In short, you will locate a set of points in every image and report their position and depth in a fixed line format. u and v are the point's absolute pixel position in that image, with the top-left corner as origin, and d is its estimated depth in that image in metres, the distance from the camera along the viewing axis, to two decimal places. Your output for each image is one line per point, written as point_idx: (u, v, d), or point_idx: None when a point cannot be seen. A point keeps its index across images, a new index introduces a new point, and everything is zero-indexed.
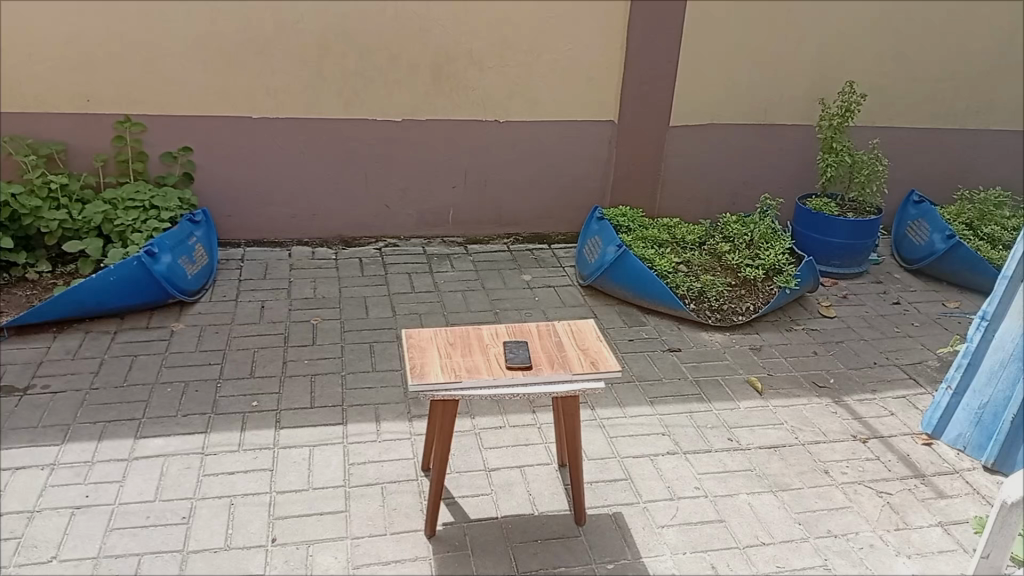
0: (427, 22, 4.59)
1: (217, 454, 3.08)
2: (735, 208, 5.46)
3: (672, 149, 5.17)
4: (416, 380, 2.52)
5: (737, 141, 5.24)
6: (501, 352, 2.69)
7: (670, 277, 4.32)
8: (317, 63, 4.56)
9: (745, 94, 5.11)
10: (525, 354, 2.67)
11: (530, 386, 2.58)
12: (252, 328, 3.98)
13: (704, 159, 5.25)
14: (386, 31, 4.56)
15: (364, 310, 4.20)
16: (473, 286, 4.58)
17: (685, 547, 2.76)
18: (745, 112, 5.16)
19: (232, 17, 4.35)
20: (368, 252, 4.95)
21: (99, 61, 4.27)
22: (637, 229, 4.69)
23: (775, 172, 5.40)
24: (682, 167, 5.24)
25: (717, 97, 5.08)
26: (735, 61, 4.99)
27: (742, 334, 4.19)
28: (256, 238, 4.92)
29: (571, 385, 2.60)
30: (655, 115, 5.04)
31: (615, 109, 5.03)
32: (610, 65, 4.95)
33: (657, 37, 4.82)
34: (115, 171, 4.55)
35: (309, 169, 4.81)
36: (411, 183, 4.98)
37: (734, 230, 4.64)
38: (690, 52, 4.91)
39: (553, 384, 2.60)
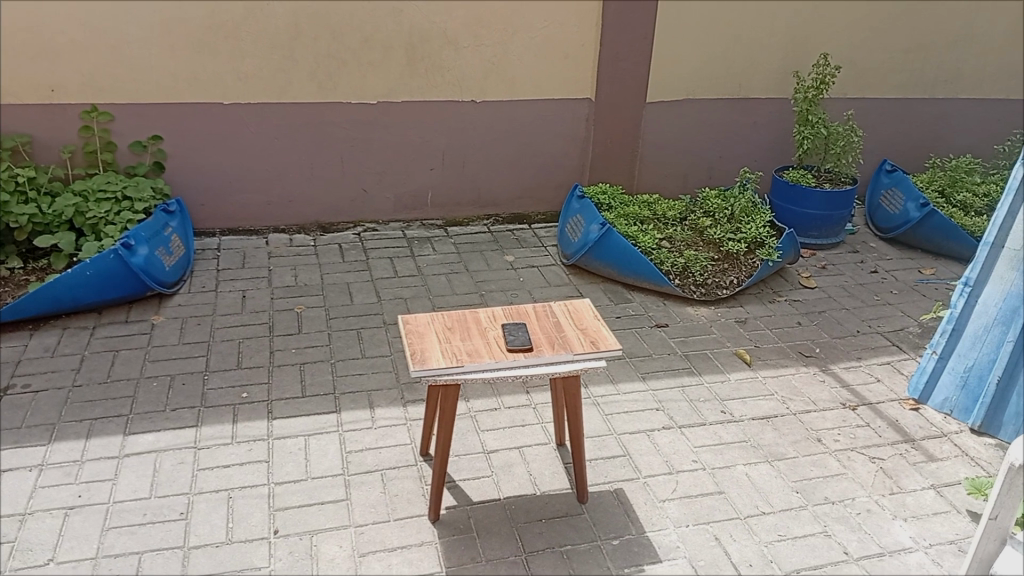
0: (400, 1, 4.51)
1: (210, 447, 3.01)
2: (712, 183, 5.48)
3: (649, 125, 5.16)
4: (416, 366, 2.47)
5: (713, 115, 5.24)
6: (500, 335, 2.65)
7: (655, 254, 4.33)
8: (289, 45, 4.46)
9: (720, 69, 5.12)
10: (525, 336, 2.63)
11: (532, 368, 2.55)
12: (234, 318, 3.90)
13: (681, 134, 5.25)
14: (359, 12, 4.47)
15: (348, 296, 4.14)
16: (456, 268, 4.54)
17: (688, 520, 2.78)
18: (720, 86, 5.17)
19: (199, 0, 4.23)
20: (347, 237, 4.88)
21: (63, 49, 4.13)
22: (618, 207, 4.68)
23: (750, 146, 5.42)
24: (659, 143, 5.23)
25: (693, 72, 5.08)
26: (709, 36, 4.99)
27: (727, 307, 4.22)
28: (231, 226, 4.82)
29: (573, 365, 2.57)
30: (631, 91, 5.03)
31: (592, 86, 5.01)
32: (585, 42, 4.91)
33: (632, 13, 4.80)
34: (83, 163, 4.41)
35: (284, 154, 4.72)
36: (388, 166, 4.92)
37: (715, 204, 4.65)
38: (665, 27, 4.89)
39: (554, 365, 2.57)
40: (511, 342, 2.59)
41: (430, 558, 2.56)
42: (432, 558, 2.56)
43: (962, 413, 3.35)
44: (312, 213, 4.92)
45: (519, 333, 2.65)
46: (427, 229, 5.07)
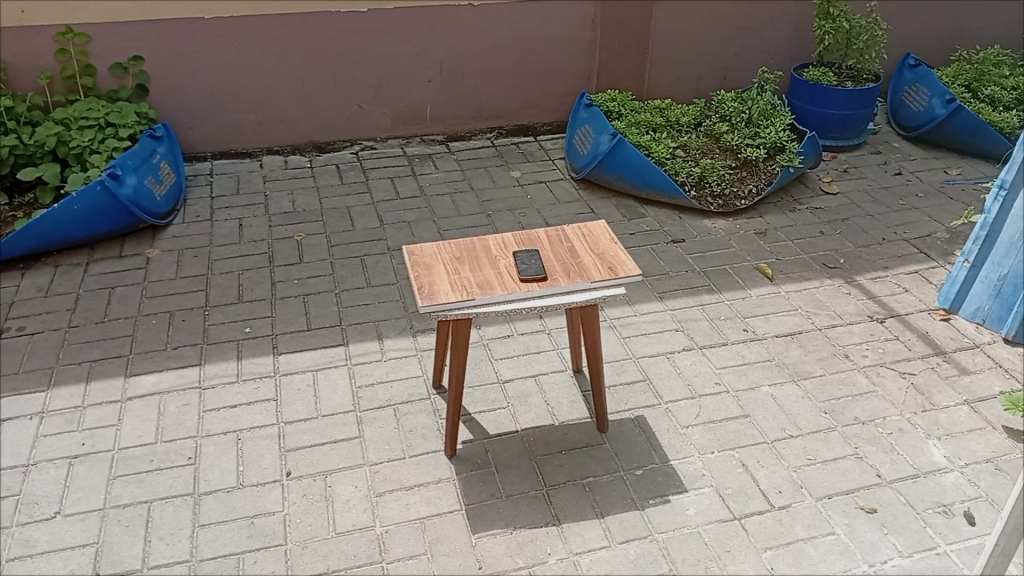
0: None
1: (215, 387, 2.91)
2: (727, 84, 5.19)
3: (659, 24, 4.84)
4: (424, 301, 2.33)
5: (726, 11, 4.92)
6: (512, 264, 2.49)
7: (669, 164, 4.11)
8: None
9: None
10: (538, 264, 2.48)
11: (547, 299, 2.40)
12: (232, 249, 3.74)
13: (693, 33, 4.94)
14: None
15: (350, 221, 3.96)
16: (460, 187, 4.34)
17: (713, 447, 2.69)
18: None
19: None
20: (345, 158, 4.68)
21: None
22: (628, 115, 4.42)
23: (767, 43, 5.11)
24: (669, 44, 4.93)
25: None
26: None
27: (746, 219, 4.03)
28: (223, 150, 4.59)
29: (591, 294, 2.43)
30: None
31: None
32: None
33: None
34: (62, 89, 4.17)
35: (273, 71, 4.44)
36: (383, 80, 4.64)
37: (731, 108, 4.39)
38: None
39: (571, 295, 2.42)
40: (524, 271, 2.44)
41: (448, 495, 2.48)
42: (450, 495, 2.48)
43: None
44: (306, 134, 4.68)
45: (532, 261, 2.50)
46: (428, 146, 4.85)
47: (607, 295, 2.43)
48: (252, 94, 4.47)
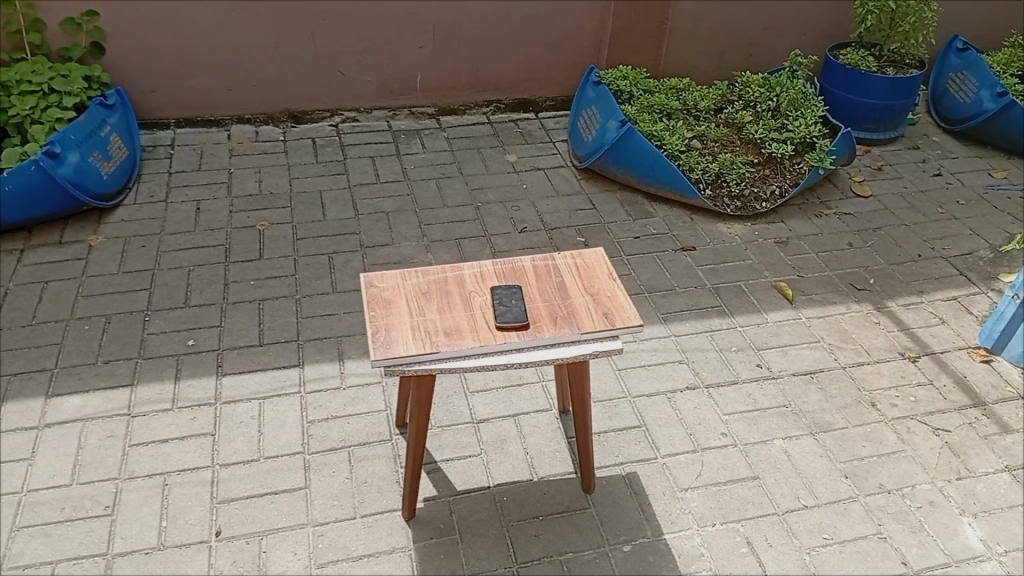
0: None
1: (147, 416, 2.52)
2: (752, 60, 4.67)
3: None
4: (377, 353, 1.91)
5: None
6: (488, 305, 2.08)
7: (683, 158, 3.65)
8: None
9: None
10: (519, 306, 2.06)
11: (527, 352, 1.99)
12: (185, 238, 3.32)
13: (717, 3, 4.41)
14: None
15: (320, 210, 3.54)
16: (448, 172, 3.90)
17: (714, 517, 2.33)
18: None
19: None
20: (323, 130, 4.25)
21: None
22: (641, 98, 3.95)
23: (800, 17, 4.57)
24: (690, 14, 4.41)
25: None
26: None
27: (765, 225, 3.61)
28: (188, 116, 4.13)
29: (580, 349, 2.01)
30: None
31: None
32: None
33: None
34: (6, 44, 3.70)
35: (243, 31, 3.94)
36: (368, 44, 4.15)
37: (757, 96, 3.92)
38: None
39: (556, 348, 2.01)
40: (502, 316, 2.02)
41: (402, 571, 2.12)
42: (404, 571, 2.12)
43: None
44: (281, 101, 4.21)
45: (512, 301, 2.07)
46: (416, 121, 4.40)
47: (600, 350, 2.01)
48: (220, 56, 3.98)
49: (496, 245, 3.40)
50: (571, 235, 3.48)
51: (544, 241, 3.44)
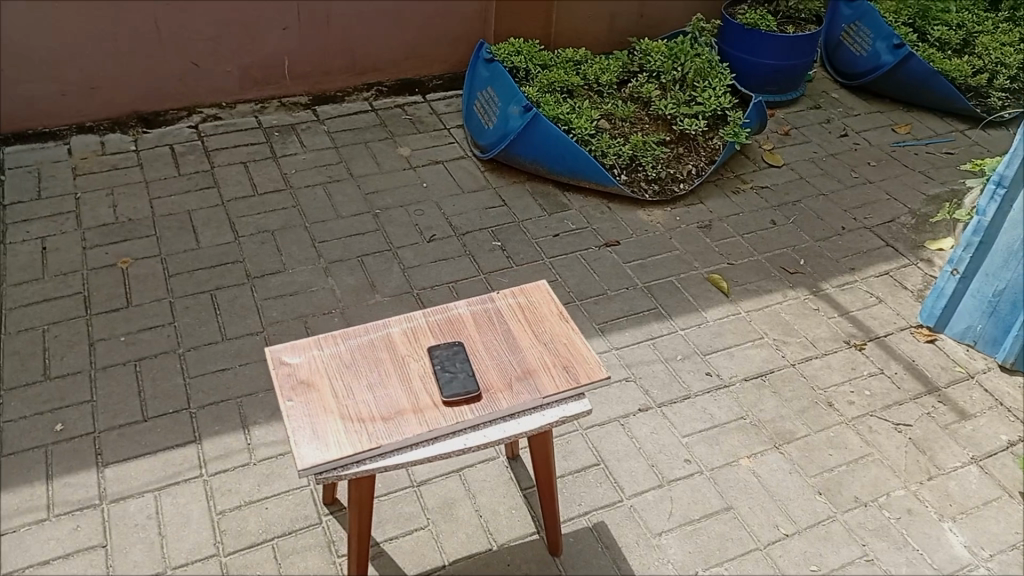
0: None
1: (16, 532, 2.06)
2: (646, 20, 4.40)
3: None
4: (301, 461, 1.51)
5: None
6: (429, 371, 1.70)
7: (595, 143, 3.37)
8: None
9: None
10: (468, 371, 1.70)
11: (484, 431, 1.64)
12: (33, 288, 2.74)
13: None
14: None
15: (191, 236, 3.02)
16: (335, 175, 3.43)
17: (696, 563, 2.11)
18: None
19: None
20: (183, 131, 3.61)
21: None
22: (540, 76, 3.62)
23: None
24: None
25: None
26: None
27: (687, 207, 3.39)
28: (12, 130, 3.45)
29: (545, 418, 1.68)
30: None
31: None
32: None
33: None
34: None
35: (67, 25, 3.29)
36: (225, 31, 3.58)
37: (664, 66, 3.71)
38: None
39: (517, 420, 1.67)
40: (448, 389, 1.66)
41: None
42: None
43: (988, 345, 2.75)
44: (126, 103, 3.58)
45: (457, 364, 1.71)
46: (290, 113, 3.84)
47: (567, 416, 1.69)
48: (42, 58, 3.32)
49: (404, 259, 3.00)
50: (487, 240, 3.14)
51: (457, 249, 3.08)
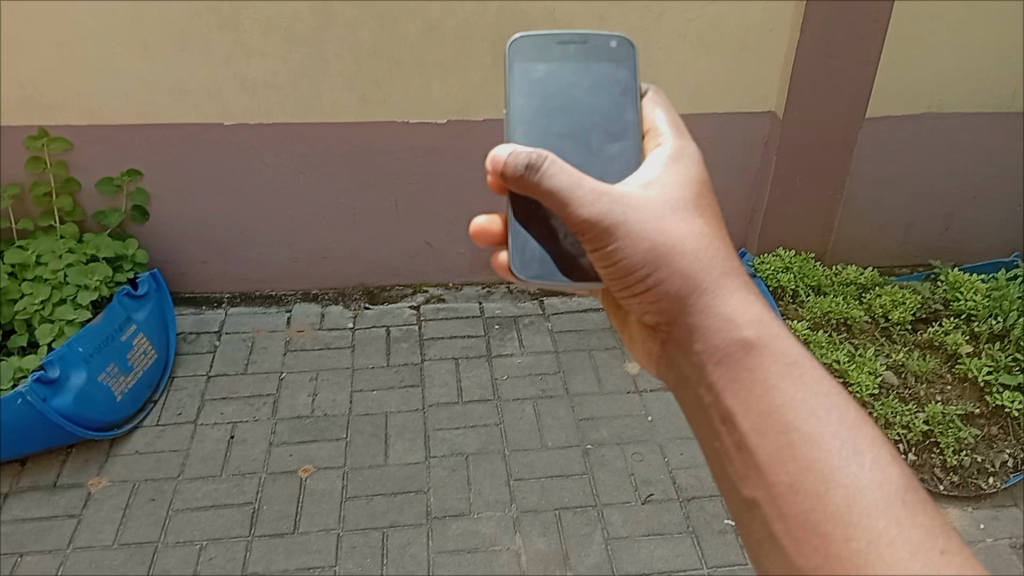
0: (478, 16, 3.04)
1: None
2: (926, 260, 3.96)
3: (863, 138, 3.50)
4: None
5: (963, 120, 3.51)
6: (537, 49, 1.65)
7: (876, 406, 2.81)
8: (319, 22, 3.00)
9: (953, 134, 3.56)
10: (632, 112, 1.64)
11: None
12: (206, 489, 2.65)
13: (903, 164, 3.62)
14: (424, 43, 3.09)
15: (383, 449, 2.82)
16: (550, 390, 3.13)
17: None
18: (956, 151, 3.61)
19: (194, 24, 2.95)
20: (404, 315, 3.59)
21: (19, 102, 3.03)
22: (808, 325, 3.21)
23: (990, 225, 3.86)
24: (869, 163, 3.60)
25: (914, 131, 3.52)
26: (948, 88, 3.42)
27: (997, 513, 2.63)
28: (247, 289, 3.67)
29: None
30: (826, 153, 3.46)
31: (784, 77, 3.30)
32: (761, 67, 3.30)
33: (837, 70, 3.24)
34: (38, 212, 3.27)
35: (330, 223, 3.52)
36: (471, 234, 3.62)
37: (979, 309, 3.19)
38: (885, 68, 3.32)
39: None
40: (643, 185, 1.45)
41: None
42: None
43: None
44: (355, 276, 3.70)
45: (577, 76, 1.65)
46: (515, 301, 3.68)
47: None
48: (286, 231, 3.52)
49: (610, 524, 2.55)
50: (717, 513, 2.61)
51: (676, 521, 2.57)
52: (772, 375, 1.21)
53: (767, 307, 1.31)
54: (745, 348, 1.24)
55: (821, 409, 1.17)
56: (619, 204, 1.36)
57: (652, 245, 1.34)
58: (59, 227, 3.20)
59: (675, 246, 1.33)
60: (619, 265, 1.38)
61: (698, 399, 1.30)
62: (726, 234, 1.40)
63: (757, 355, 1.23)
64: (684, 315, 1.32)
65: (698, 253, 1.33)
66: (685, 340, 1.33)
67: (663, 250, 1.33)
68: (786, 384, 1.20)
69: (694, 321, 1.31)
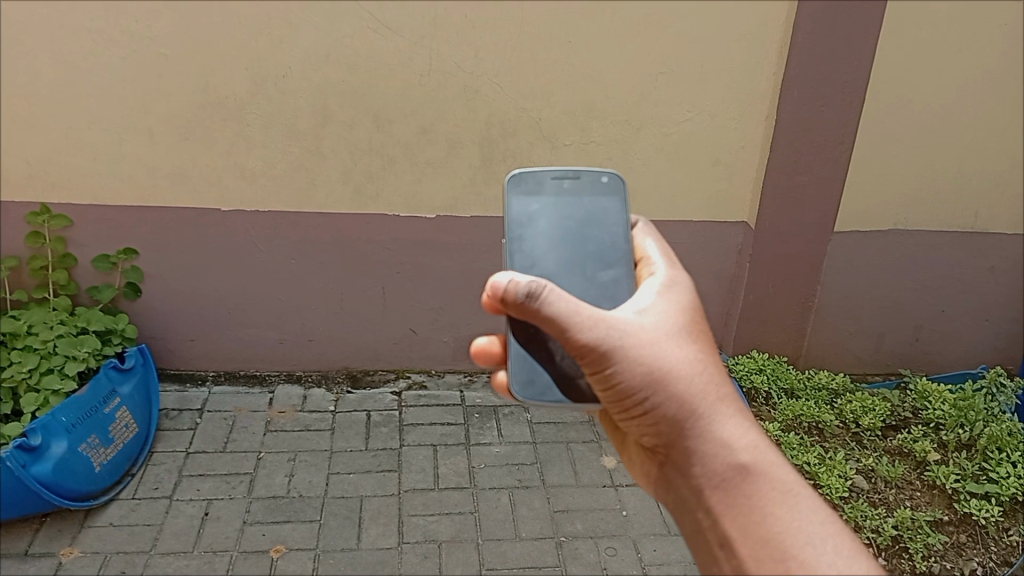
0: (470, 120, 3.24)
1: None
2: (897, 369, 4.07)
3: (833, 250, 3.66)
4: None
5: (926, 237, 3.69)
6: (529, 190, 1.73)
7: (846, 509, 2.86)
8: (318, 120, 3.19)
9: (920, 249, 3.73)
10: (622, 241, 1.72)
11: None
12: (176, 565, 2.62)
13: (872, 276, 3.77)
14: (419, 141, 3.26)
15: (356, 533, 2.81)
16: (526, 481, 3.16)
17: None
18: (923, 265, 3.78)
19: (201, 114, 3.12)
20: (386, 401, 3.63)
21: (27, 178, 3.16)
22: (781, 427, 3.28)
23: (958, 338, 3.99)
24: (841, 274, 3.75)
25: (882, 244, 3.69)
26: (913, 206, 3.61)
27: None
28: (231, 368, 3.71)
29: None
30: (799, 262, 3.62)
31: (757, 190, 3.49)
32: (737, 179, 3.49)
33: (809, 185, 3.43)
34: (33, 285, 3.34)
35: (318, 307, 3.61)
36: (454, 324, 3.71)
37: (947, 418, 3.27)
38: (854, 185, 3.52)
39: None
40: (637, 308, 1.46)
41: None
42: None
43: None
44: (339, 360, 3.75)
45: (573, 209, 1.74)
46: (495, 391, 3.73)
47: None
48: (275, 313, 3.60)
49: None
50: None
51: None
52: (770, 503, 1.30)
53: (756, 426, 1.40)
54: (744, 476, 1.32)
55: (818, 534, 1.28)
56: (620, 332, 1.36)
57: (654, 373, 1.35)
58: (52, 301, 3.28)
59: (675, 373, 1.36)
60: (616, 391, 1.39)
61: (695, 523, 1.37)
62: (716, 354, 1.45)
63: (754, 482, 1.32)
64: (682, 442, 1.37)
65: (696, 380, 1.36)
66: (683, 466, 1.37)
67: (664, 380, 1.35)
68: (783, 513, 1.29)
69: (694, 449, 1.35)
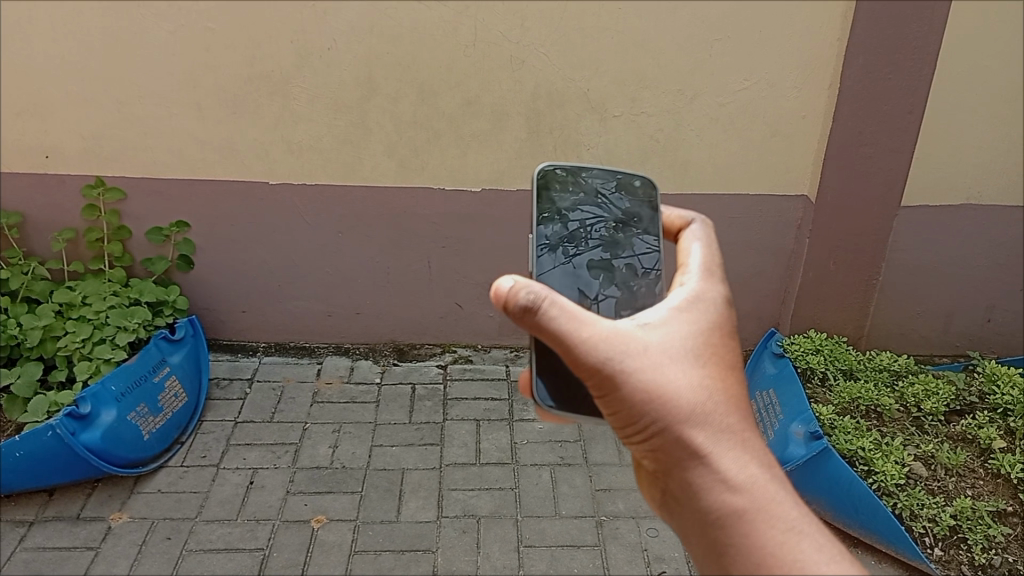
0: (516, 90, 3.16)
1: None
2: (965, 351, 3.87)
3: (899, 225, 3.48)
4: None
5: (1002, 212, 3.48)
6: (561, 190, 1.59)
7: (901, 497, 2.72)
8: (364, 93, 3.16)
9: (995, 223, 3.51)
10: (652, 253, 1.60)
11: None
12: (220, 532, 2.68)
13: (939, 253, 3.58)
14: (462, 112, 3.21)
15: (395, 506, 2.83)
16: (568, 458, 3.12)
17: None
18: (997, 241, 3.56)
19: (248, 87, 3.13)
20: (431, 374, 3.63)
21: (80, 150, 3.23)
22: (835, 409, 3.14)
23: None
24: (905, 250, 3.56)
25: (952, 219, 3.49)
26: (988, 178, 3.39)
27: None
28: (281, 340, 3.77)
29: None
30: (861, 238, 3.44)
31: (818, 162, 3.33)
32: (795, 151, 3.34)
33: (872, 157, 3.25)
34: (89, 257, 3.44)
35: (364, 280, 3.62)
36: None
37: (1016, 404, 3.09)
38: (921, 157, 3.32)
39: None
40: (648, 322, 1.34)
41: None
42: None
43: None
44: (386, 333, 3.77)
45: (604, 213, 1.60)
46: None
47: None
48: (322, 286, 3.62)
49: None
50: None
51: None
52: (773, 546, 1.19)
53: (765, 460, 1.27)
54: (742, 516, 1.21)
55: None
56: (627, 356, 1.26)
57: (656, 401, 1.25)
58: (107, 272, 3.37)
59: (674, 402, 1.25)
60: (620, 419, 1.30)
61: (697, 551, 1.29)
62: (734, 382, 1.32)
63: (756, 524, 1.21)
64: (685, 475, 1.26)
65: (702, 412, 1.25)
66: (683, 497, 1.28)
67: (668, 409, 1.25)
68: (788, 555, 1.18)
69: (691, 483, 1.25)
